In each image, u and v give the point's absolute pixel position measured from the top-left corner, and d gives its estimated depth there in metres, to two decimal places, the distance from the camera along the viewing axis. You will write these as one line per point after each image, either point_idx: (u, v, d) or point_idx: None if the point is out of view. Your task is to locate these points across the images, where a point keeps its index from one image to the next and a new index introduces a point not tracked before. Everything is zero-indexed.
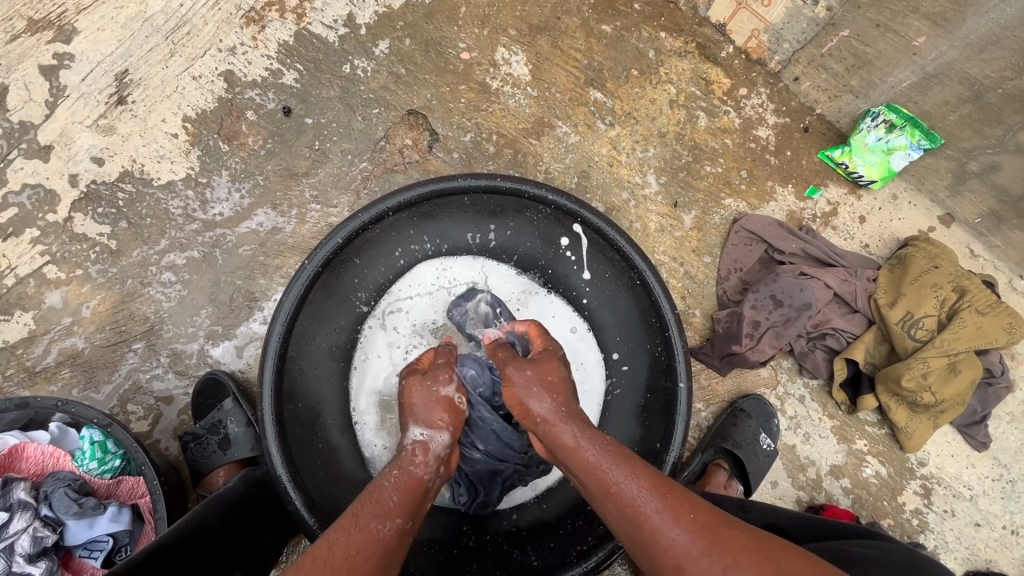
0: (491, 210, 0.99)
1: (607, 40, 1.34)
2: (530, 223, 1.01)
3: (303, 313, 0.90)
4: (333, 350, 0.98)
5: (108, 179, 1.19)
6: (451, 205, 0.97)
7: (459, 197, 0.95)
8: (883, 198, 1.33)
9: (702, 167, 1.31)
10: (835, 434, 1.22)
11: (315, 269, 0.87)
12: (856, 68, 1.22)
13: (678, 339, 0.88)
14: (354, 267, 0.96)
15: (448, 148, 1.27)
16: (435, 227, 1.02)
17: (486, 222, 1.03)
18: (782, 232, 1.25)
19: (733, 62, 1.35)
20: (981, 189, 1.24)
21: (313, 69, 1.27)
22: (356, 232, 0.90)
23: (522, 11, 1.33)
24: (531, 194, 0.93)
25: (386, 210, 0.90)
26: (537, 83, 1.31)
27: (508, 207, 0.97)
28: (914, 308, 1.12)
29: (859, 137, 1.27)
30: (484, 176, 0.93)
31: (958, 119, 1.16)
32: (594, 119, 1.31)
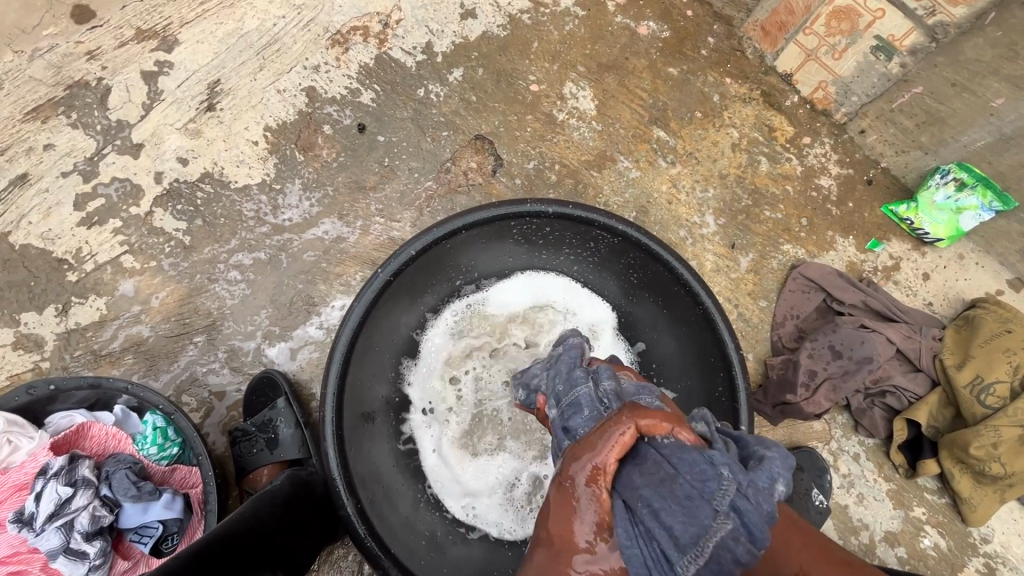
0: (557, 235, 1.00)
1: (673, 82, 1.38)
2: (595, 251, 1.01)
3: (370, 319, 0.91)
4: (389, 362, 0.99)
5: (190, 179, 1.25)
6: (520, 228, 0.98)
7: (530, 220, 0.96)
8: (948, 256, 1.30)
9: (762, 211, 1.31)
10: (892, 498, 1.15)
11: (386, 278, 0.88)
12: (927, 124, 1.22)
13: (745, 401, 0.87)
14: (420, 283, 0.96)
15: (511, 173, 1.30)
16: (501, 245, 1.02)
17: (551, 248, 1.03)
18: (843, 282, 1.23)
19: (798, 111, 1.37)
20: None
21: (390, 90, 1.34)
22: (426, 248, 0.91)
23: (591, 50, 1.40)
24: (601, 223, 0.94)
25: (460, 227, 0.92)
26: (602, 118, 1.35)
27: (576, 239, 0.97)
28: (985, 371, 1.07)
29: (926, 194, 1.25)
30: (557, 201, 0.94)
31: None
32: (656, 156, 1.34)
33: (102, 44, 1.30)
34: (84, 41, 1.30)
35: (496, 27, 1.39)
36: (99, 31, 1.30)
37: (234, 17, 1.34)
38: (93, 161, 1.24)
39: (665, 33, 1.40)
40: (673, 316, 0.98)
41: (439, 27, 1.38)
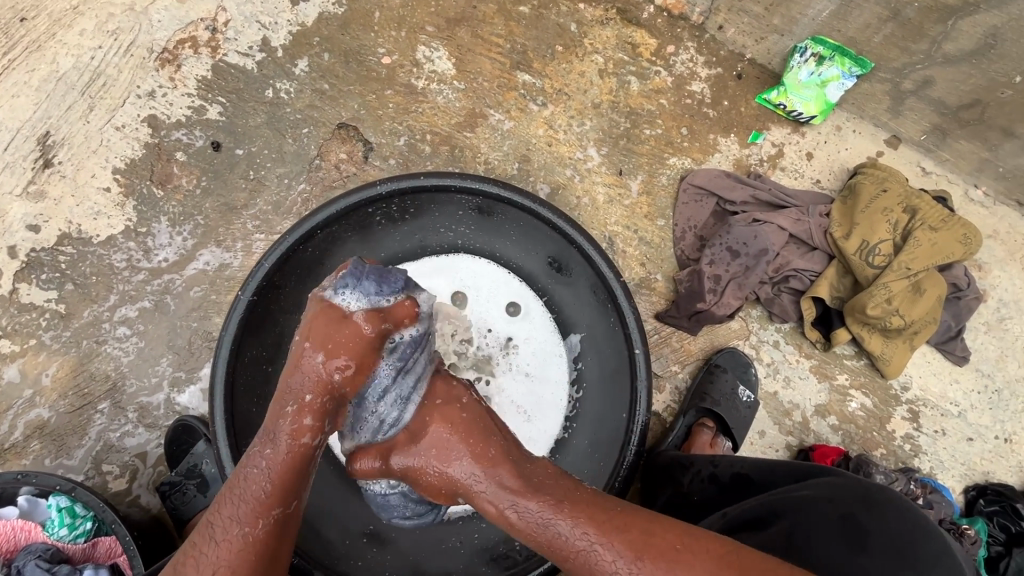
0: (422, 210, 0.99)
1: (526, 20, 1.34)
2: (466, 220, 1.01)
3: (250, 340, 0.86)
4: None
5: (47, 245, 1.17)
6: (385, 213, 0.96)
7: (388, 203, 0.94)
8: (827, 131, 1.32)
9: (642, 131, 1.31)
10: (815, 374, 1.21)
11: (248, 298, 0.84)
12: (775, 5, 1.21)
13: (636, 325, 0.91)
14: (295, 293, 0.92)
15: (384, 154, 1.26)
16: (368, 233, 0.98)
17: (424, 216, 1.00)
18: (730, 182, 1.25)
19: (656, 21, 1.35)
20: (919, 107, 1.23)
21: (236, 98, 1.26)
22: (286, 257, 0.87)
23: (435, 6, 1.33)
24: (457, 187, 0.93)
25: (316, 228, 0.88)
26: (462, 76, 1.30)
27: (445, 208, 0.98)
28: (869, 235, 1.11)
29: (791, 75, 1.27)
30: (406, 176, 0.91)
31: (883, 40, 1.15)
32: (526, 102, 1.30)
33: None
34: None
35: (331, 5, 1.31)
36: None
37: (45, 60, 1.23)
38: None
39: None
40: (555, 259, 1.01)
41: (271, 18, 1.29)
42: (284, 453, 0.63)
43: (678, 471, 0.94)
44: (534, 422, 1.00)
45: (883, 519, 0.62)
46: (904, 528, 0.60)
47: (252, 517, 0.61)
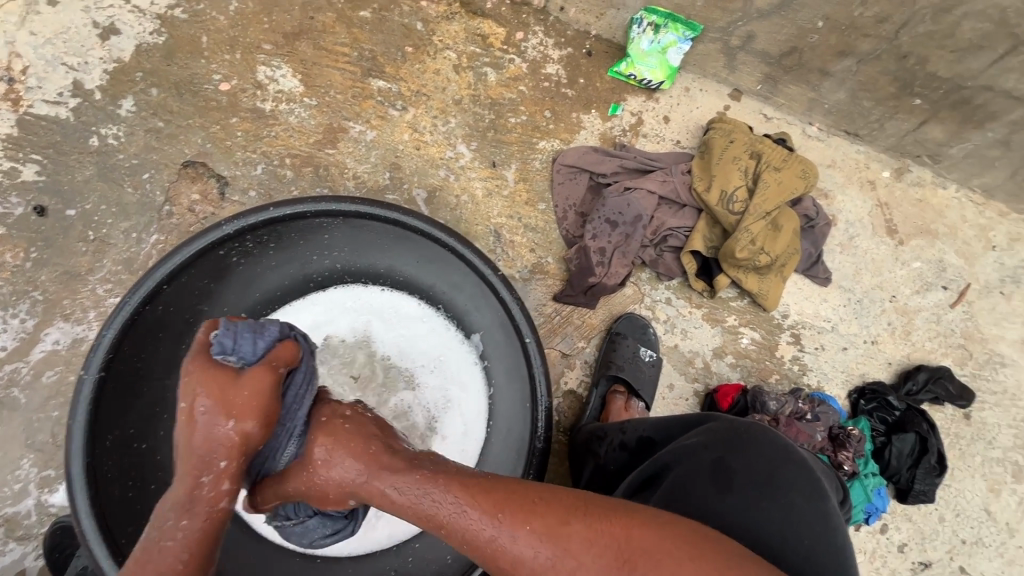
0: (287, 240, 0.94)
1: (369, 25, 1.30)
2: (336, 244, 0.98)
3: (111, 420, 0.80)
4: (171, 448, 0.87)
5: None
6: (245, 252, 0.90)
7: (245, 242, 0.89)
8: (677, 93, 1.40)
9: (507, 120, 1.31)
10: (707, 320, 1.29)
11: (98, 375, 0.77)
12: None
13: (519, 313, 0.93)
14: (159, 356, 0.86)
15: (242, 187, 1.17)
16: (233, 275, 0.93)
17: (292, 246, 0.95)
18: (599, 156, 1.29)
19: (500, 10, 1.36)
20: (749, 60, 1.34)
21: (56, 154, 1.12)
22: (133, 321, 0.81)
23: (268, 22, 1.26)
24: (313, 214, 0.90)
25: (158, 286, 0.82)
26: (312, 91, 1.24)
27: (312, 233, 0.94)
28: (725, 185, 1.20)
29: (634, 46, 1.33)
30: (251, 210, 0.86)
31: (704, 3, 1.23)
32: (384, 108, 1.27)
33: None
34: None
35: (149, 35, 1.20)
36: None
37: None
38: None
39: None
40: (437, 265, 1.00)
41: (80, 59, 1.17)
42: (201, 527, 0.59)
43: (597, 445, 0.97)
44: (457, 430, 1.01)
45: (746, 456, 0.70)
46: (762, 462, 0.69)
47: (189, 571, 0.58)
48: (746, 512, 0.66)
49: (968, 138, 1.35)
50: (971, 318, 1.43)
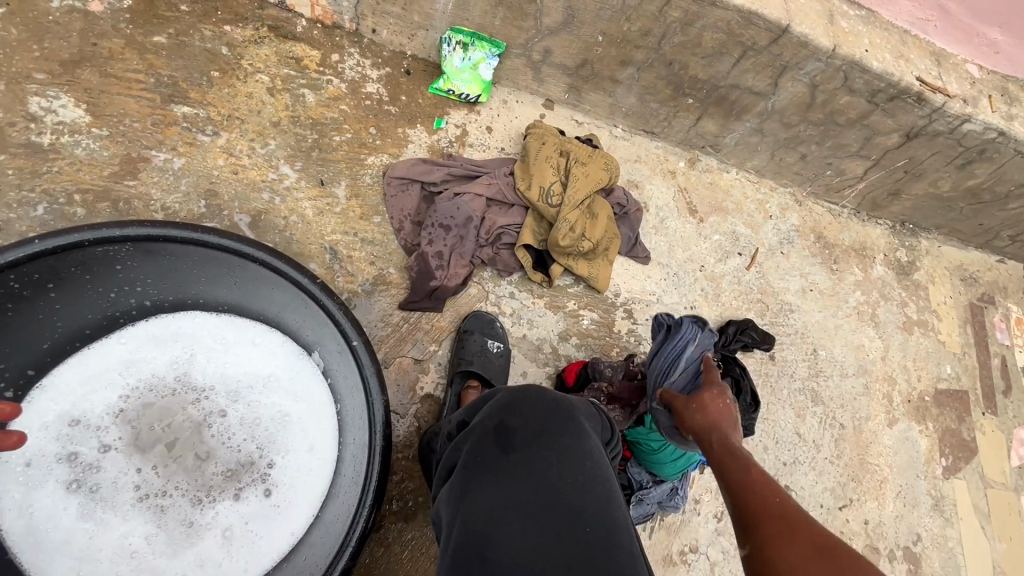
0: (70, 277, 0.88)
1: (167, 50, 1.24)
2: (138, 275, 0.94)
3: None
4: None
5: None
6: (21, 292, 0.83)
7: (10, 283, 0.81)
8: (496, 105, 1.52)
9: (331, 139, 1.32)
10: (550, 308, 1.39)
11: None
12: (409, 5, 1.33)
13: (344, 317, 0.94)
14: None
15: (20, 231, 1.04)
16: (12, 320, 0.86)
17: (80, 281, 0.89)
18: (427, 167, 1.34)
19: (313, 33, 1.37)
20: (553, 72, 1.49)
21: None
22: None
23: (39, 49, 1.14)
24: (94, 242, 0.85)
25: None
26: (102, 121, 1.14)
27: (102, 263, 0.89)
28: (542, 182, 1.32)
29: (448, 64, 1.42)
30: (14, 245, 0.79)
31: (502, 23, 1.35)
32: (193, 134, 1.20)
33: None
34: None
35: None
36: None
37: None
38: None
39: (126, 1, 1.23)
40: (253, 282, 1.00)
41: None
42: None
43: (432, 440, 1.04)
44: (303, 446, 1.01)
45: (527, 417, 0.80)
46: (541, 424, 0.80)
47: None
48: (527, 465, 0.76)
49: (734, 128, 1.64)
50: (763, 276, 1.72)
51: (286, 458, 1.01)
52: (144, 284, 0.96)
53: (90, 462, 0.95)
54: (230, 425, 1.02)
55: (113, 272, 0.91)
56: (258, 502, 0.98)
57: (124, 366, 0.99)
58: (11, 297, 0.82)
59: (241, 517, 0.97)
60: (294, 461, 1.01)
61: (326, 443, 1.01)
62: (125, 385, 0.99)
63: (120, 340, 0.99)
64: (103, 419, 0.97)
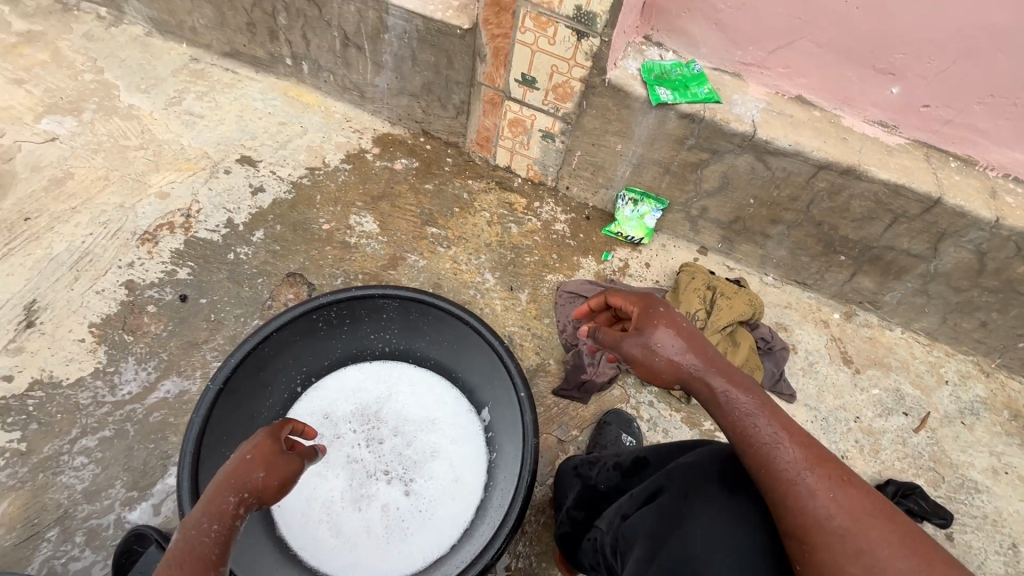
0: (355, 316, 1.30)
1: (431, 193, 1.86)
2: (390, 323, 1.33)
3: (213, 424, 1.09)
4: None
5: (18, 392, 1.33)
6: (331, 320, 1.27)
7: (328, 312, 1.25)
8: (656, 247, 1.84)
9: (524, 258, 1.75)
10: (686, 422, 1.50)
11: (216, 388, 1.09)
12: (596, 171, 1.79)
13: (519, 375, 1.16)
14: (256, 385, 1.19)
15: (324, 292, 1.60)
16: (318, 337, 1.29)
17: (359, 320, 1.31)
18: (593, 286, 1.68)
19: (524, 188, 1.91)
20: (708, 225, 1.79)
21: (203, 263, 1.60)
22: (245, 356, 1.14)
23: (363, 189, 1.83)
24: (381, 295, 1.24)
25: (266, 337, 1.17)
26: (385, 232, 1.74)
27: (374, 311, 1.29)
28: (689, 307, 1.55)
29: (620, 213, 1.82)
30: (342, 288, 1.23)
31: (667, 186, 1.72)
32: (435, 246, 1.73)
33: None
34: None
35: (283, 193, 1.77)
36: None
37: (42, 246, 1.55)
38: None
39: (416, 164, 1.92)
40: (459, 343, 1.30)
41: (236, 205, 1.73)
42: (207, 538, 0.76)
43: (587, 468, 1.15)
44: (456, 475, 1.29)
45: None
46: None
47: (204, 569, 0.71)
48: None
49: (894, 287, 1.69)
50: (937, 443, 1.58)
51: (443, 478, 1.29)
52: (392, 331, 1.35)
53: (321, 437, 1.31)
54: (407, 442, 1.33)
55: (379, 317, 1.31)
56: (414, 505, 1.25)
57: (362, 381, 1.39)
58: (323, 318, 1.26)
59: (401, 513, 1.24)
60: (445, 483, 1.28)
61: (472, 478, 1.27)
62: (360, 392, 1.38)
63: (356, 367, 1.40)
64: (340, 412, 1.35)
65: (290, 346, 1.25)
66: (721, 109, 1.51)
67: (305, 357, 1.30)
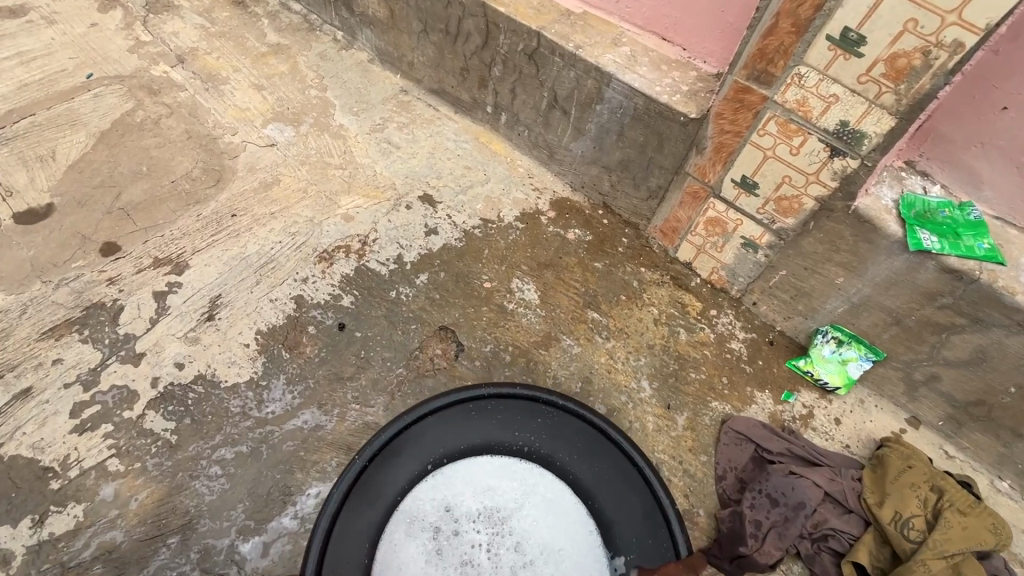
0: (508, 415, 1.35)
1: (599, 273, 1.72)
2: (539, 433, 1.33)
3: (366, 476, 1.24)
4: (361, 526, 1.19)
5: (183, 381, 1.40)
6: (491, 409, 1.35)
7: (491, 403, 1.36)
8: (851, 401, 1.51)
9: (688, 373, 1.53)
10: None
11: (378, 444, 1.27)
12: (798, 297, 1.53)
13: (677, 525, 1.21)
14: (409, 453, 1.27)
15: (471, 355, 1.52)
16: (471, 422, 1.33)
17: (509, 415, 1.35)
18: (767, 433, 1.41)
19: (702, 289, 1.70)
20: (931, 396, 1.43)
21: (366, 294, 1.60)
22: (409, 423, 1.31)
23: (531, 252, 1.75)
24: (545, 397, 1.36)
25: (429, 412, 1.32)
26: (544, 305, 1.63)
27: (526, 413, 1.35)
28: (901, 507, 1.22)
29: (816, 350, 1.53)
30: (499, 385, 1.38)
31: (890, 338, 1.41)
32: (593, 334, 1.58)
33: (122, 272, 1.57)
34: (107, 271, 1.56)
35: (454, 240, 1.75)
36: (121, 262, 1.58)
37: (239, 244, 1.66)
38: (95, 370, 1.40)
39: (589, 237, 1.80)
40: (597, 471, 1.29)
41: (408, 242, 1.73)
42: None
43: None
44: None
45: None
46: None
47: None
48: None
49: None
50: None
51: None
52: (540, 441, 1.32)
53: (434, 522, 1.19)
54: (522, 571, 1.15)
55: (533, 418, 1.35)
56: None
57: (494, 477, 1.25)
58: (477, 408, 1.35)
59: None
60: None
61: None
62: (485, 488, 1.24)
63: (492, 458, 1.28)
64: (459, 503, 1.22)
65: (438, 428, 1.31)
66: (1003, 274, 1.19)
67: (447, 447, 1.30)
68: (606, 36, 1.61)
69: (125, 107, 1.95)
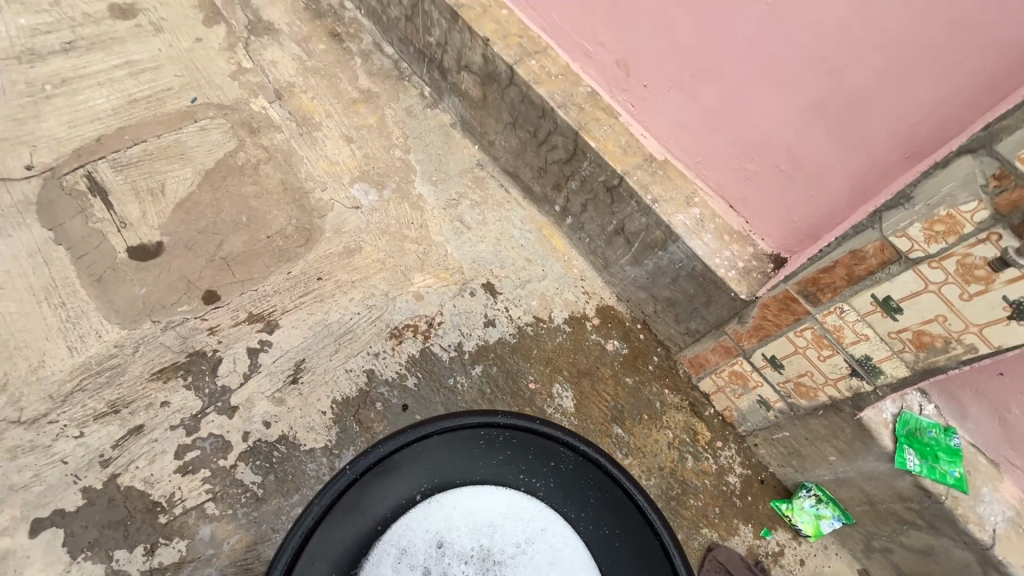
0: (522, 454, 1.03)
1: (629, 388, 1.96)
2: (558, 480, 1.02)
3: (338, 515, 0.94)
4: (340, 541, 0.92)
5: (269, 438, 1.65)
6: (498, 442, 1.04)
7: (497, 435, 1.04)
8: (817, 547, 1.80)
9: (687, 499, 1.81)
10: None
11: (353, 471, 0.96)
12: (794, 454, 1.78)
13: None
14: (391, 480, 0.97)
15: None
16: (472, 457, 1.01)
17: (526, 450, 1.03)
18: (744, 567, 1.71)
19: (713, 420, 1.95)
20: (882, 561, 1.72)
21: (427, 378, 1.84)
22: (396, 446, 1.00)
23: (572, 357, 1.98)
24: (563, 438, 1.05)
25: (433, 430, 1.02)
26: (578, 413, 1.88)
27: (543, 451, 1.04)
28: None
29: (798, 500, 1.80)
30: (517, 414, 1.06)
31: (861, 511, 1.68)
32: (614, 448, 1.84)
33: (221, 322, 1.78)
34: (208, 320, 1.78)
35: (508, 334, 1.97)
36: (221, 312, 1.80)
37: (322, 310, 1.87)
38: (196, 417, 1.64)
39: (625, 350, 2.03)
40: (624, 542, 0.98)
41: (468, 330, 1.95)
42: None
43: None
44: None
45: None
46: None
47: None
48: None
49: None
50: None
51: None
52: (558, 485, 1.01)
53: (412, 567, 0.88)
54: None
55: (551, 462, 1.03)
56: None
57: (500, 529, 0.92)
58: (489, 435, 1.04)
59: None
60: None
61: None
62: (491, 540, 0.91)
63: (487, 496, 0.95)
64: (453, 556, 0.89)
65: (441, 451, 1.01)
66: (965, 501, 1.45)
67: (444, 479, 0.99)
68: (681, 192, 1.80)
69: (228, 146, 2.12)
